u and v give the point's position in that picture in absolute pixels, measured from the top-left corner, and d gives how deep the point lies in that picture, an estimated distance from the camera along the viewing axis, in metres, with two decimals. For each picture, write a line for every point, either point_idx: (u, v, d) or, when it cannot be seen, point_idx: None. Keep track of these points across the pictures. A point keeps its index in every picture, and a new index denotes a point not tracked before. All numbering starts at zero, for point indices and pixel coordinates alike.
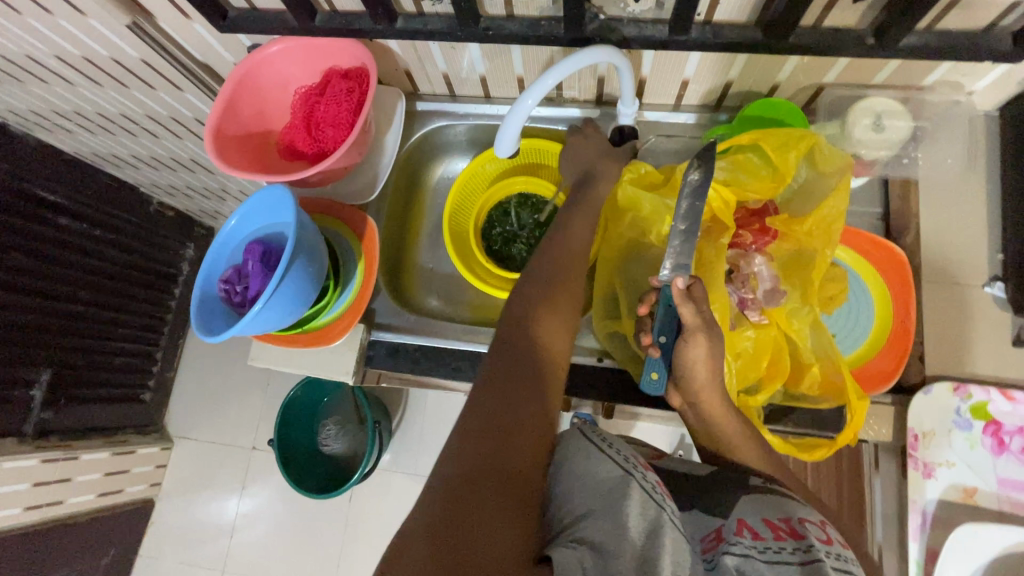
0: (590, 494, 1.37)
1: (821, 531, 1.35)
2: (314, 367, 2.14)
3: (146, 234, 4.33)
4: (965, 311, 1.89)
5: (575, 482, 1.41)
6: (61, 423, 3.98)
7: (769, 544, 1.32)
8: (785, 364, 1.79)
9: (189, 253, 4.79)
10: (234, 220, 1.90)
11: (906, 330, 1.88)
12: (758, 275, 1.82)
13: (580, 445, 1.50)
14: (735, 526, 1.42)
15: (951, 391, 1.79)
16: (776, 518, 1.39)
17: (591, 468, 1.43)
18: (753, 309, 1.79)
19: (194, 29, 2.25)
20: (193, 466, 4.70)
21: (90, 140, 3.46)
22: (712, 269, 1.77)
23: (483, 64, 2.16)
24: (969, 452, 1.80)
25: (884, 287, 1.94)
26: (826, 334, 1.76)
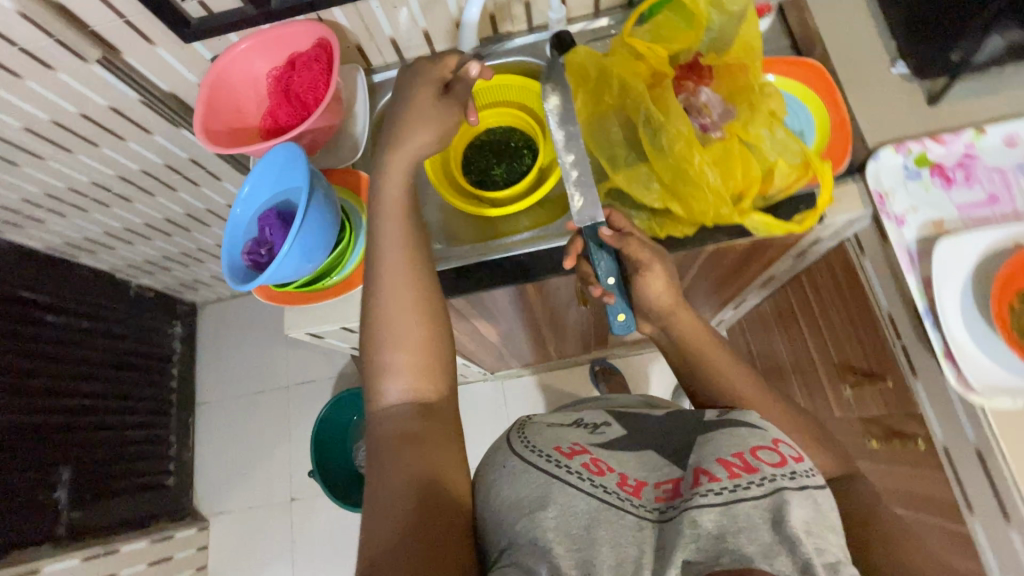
0: (534, 499, 1.42)
1: (775, 452, 1.41)
2: (346, 319, 2.29)
3: (130, 318, 4.28)
4: (886, 90, 2.17)
5: (506, 492, 1.47)
6: (95, 520, 3.85)
7: (735, 485, 1.34)
8: (754, 167, 1.89)
9: (177, 330, 4.78)
10: (247, 188, 2.09)
11: (841, 121, 2.13)
12: (709, 103, 1.98)
13: (505, 457, 1.56)
14: (695, 472, 1.41)
15: (896, 152, 2.05)
16: (730, 454, 1.40)
17: (525, 475, 1.47)
18: (713, 129, 1.95)
19: (159, 54, 2.38)
20: (236, 536, 4.54)
21: (52, 232, 3.43)
22: (666, 98, 1.91)
23: (423, 18, 2.42)
24: (926, 194, 2.06)
25: (809, 93, 2.19)
26: (782, 131, 1.91)
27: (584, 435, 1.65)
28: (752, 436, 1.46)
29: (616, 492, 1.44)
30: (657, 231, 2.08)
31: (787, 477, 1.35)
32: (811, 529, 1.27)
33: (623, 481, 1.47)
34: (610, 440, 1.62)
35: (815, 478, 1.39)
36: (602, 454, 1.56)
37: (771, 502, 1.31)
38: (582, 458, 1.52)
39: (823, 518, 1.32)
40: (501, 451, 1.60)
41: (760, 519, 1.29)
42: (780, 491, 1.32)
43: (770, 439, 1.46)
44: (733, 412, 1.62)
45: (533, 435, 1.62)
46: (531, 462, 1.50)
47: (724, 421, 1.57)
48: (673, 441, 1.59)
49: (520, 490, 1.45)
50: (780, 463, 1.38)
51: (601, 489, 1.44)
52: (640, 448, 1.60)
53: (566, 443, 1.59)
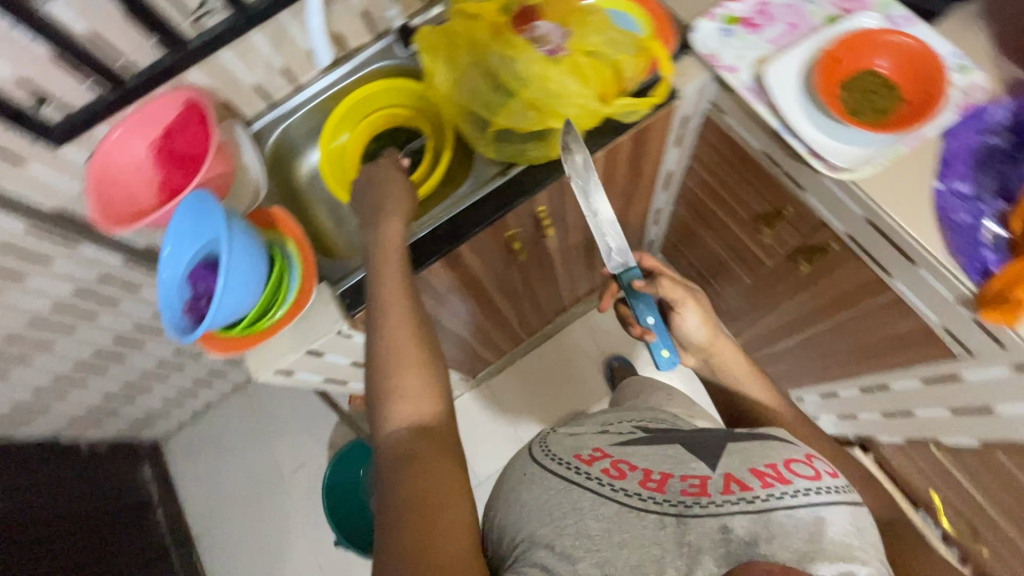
0: (554, 514, 1.30)
1: (809, 467, 1.31)
2: (309, 339, 2.00)
3: (97, 478, 3.45)
4: None
5: (526, 507, 1.36)
6: None
7: (763, 495, 1.24)
8: (603, 73, 1.88)
9: (150, 472, 3.92)
10: (164, 250, 1.74)
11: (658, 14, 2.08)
12: (548, 33, 1.92)
13: (526, 470, 1.46)
14: (718, 477, 1.31)
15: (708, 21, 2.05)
16: (763, 465, 1.32)
17: (549, 489, 1.37)
18: (560, 51, 1.86)
19: (32, 174, 2.07)
20: None
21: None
22: (504, 38, 1.87)
23: (278, 58, 2.35)
24: (748, 42, 2.00)
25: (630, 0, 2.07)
26: (612, 33, 1.88)
27: (607, 438, 1.53)
28: (783, 449, 1.37)
29: (642, 498, 1.31)
30: (548, 152, 2.02)
31: (818, 494, 1.23)
32: (836, 541, 1.18)
33: (648, 480, 1.35)
34: (632, 442, 1.50)
35: (858, 504, 1.27)
36: (634, 456, 1.44)
37: (802, 516, 1.20)
38: (611, 468, 1.39)
39: (857, 529, 1.21)
40: (523, 465, 1.49)
41: (793, 536, 1.18)
42: (813, 509, 1.21)
43: (805, 455, 1.36)
44: (764, 429, 1.49)
45: (557, 444, 1.52)
46: (556, 476, 1.39)
47: (756, 434, 1.46)
48: (702, 442, 1.45)
49: (539, 504, 1.34)
50: (815, 480, 1.27)
51: (626, 494, 1.31)
52: (660, 445, 1.47)
53: (593, 448, 1.48)
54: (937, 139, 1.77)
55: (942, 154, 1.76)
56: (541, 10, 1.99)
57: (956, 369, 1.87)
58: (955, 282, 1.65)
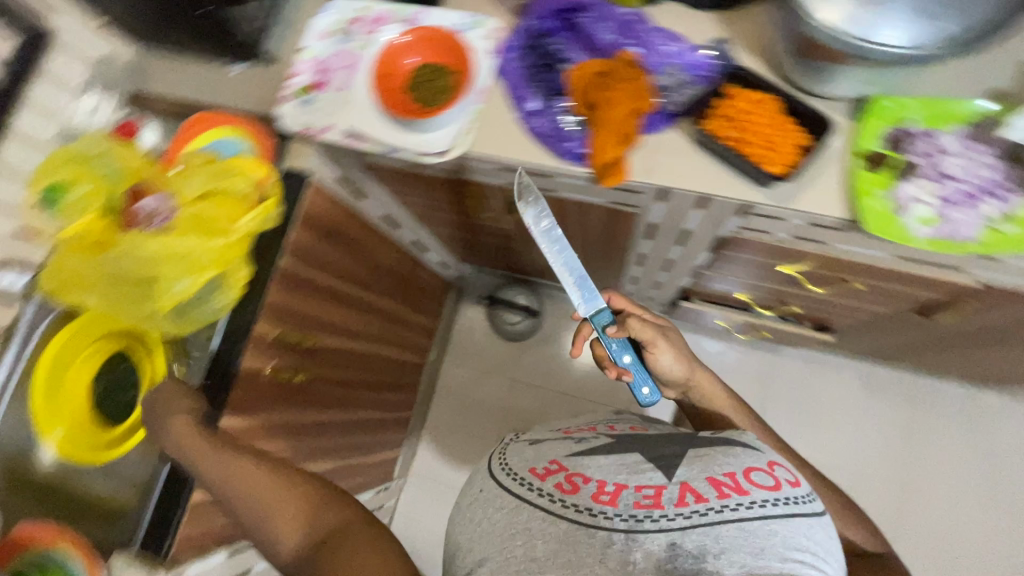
0: (509, 539, 0.95)
1: (767, 481, 0.91)
2: None
3: None
4: None
5: (473, 536, 1.01)
6: None
7: (717, 507, 0.88)
8: (235, 230, 1.31)
9: None
10: None
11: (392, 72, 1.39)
12: (149, 213, 1.28)
13: (486, 487, 1.07)
14: (673, 487, 0.92)
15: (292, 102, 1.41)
16: (719, 472, 0.93)
17: (505, 512, 1.00)
18: (161, 219, 1.28)
19: None
20: None
21: None
22: (100, 232, 1.31)
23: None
24: (346, 100, 1.38)
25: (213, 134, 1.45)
26: (257, 173, 1.37)
27: (570, 444, 1.09)
28: (746, 462, 0.95)
29: (599, 512, 0.92)
30: (233, 294, 1.38)
31: (781, 511, 0.88)
32: (784, 559, 0.84)
33: (602, 492, 0.94)
34: (588, 453, 1.05)
35: (816, 515, 0.91)
36: (590, 467, 1.01)
37: (761, 533, 0.85)
38: (570, 481, 0.99)
39: (821, 556, 0.86)
40: (470, 491, 1.10)
41: (744, 552, 0.84)
42: (766, 524, 0.86)
43: (765, 464, 0.95)
44: (737, 434, 1.06)
45: (518, 454, 1.11)
46: (517, 492, 1.01)
47: (715, 442, 1.03)
48: (660, 451, 1.01)
49: (488, 522, 1.00)
50: (772, 495, 0.89)
51: (586, 509, 0.93)
52: (624, 454, 1.02)
53: (552, 458, 1.06)
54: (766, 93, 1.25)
55: (683, 100, 1.27)
56: (151, 182, 1.34)
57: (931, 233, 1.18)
58: (809, 182, 1.20)
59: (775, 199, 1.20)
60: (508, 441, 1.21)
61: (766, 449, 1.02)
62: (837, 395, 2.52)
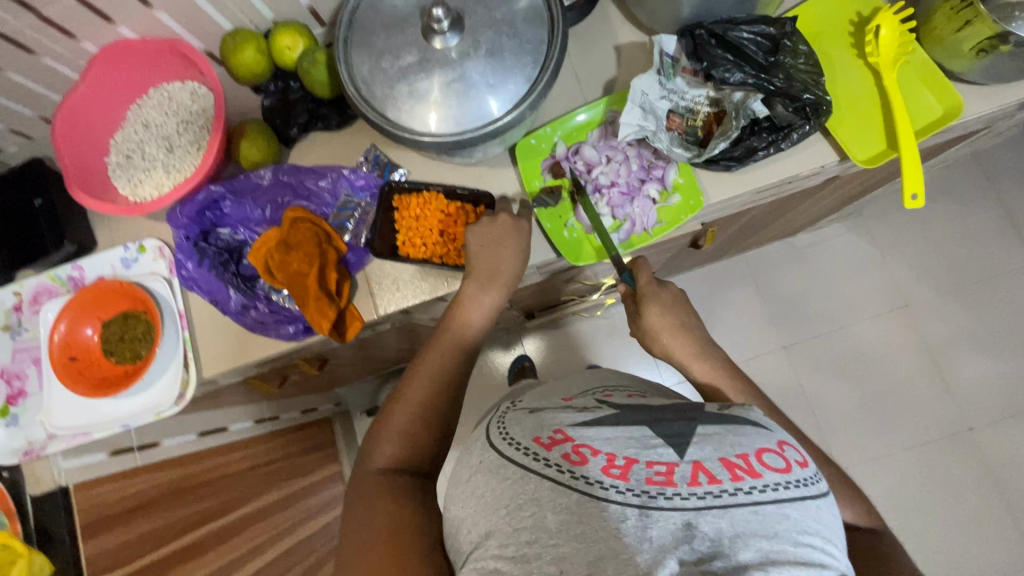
0: (502, 513, 0.49)
1: (782, 459, 0.48)
2: None
3: None
4: None
5: (475, 513, 0.52)
6: None
7: (731, 491, 0.45)
8: None
9: None
10: None
11: (123, 290, 0.77)
12: None
13: (488, 460, 0.54)
14: (684, 466, 0.47)
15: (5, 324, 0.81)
16: (734, 456, 0.48)
17: (507, 479, 0.51)
18: None
19: None
20: None
21: None
22: None
23: None
24: (24, 417, 0.81)
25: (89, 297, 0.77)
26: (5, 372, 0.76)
27: (571, 416, 0.56)
28: (757, 440, 0.50)
29: (604, 485, 0.47)
30: None
31: (794, 495, 0.46)
32: (799, 545, 0.44)
33: (610, 465, 0.49)
34: (595, 424, 0.54)
35: (823, 496, 0.48)
36: (599, 438, 0.52)
37: (771, 520, 0.44)
38: (578, 453, 0.50)
39: (828, 541, 0.45)
40: (468, 466, 0.56)
41: (759, 534, 0.44)
42: (780, 507, 0.45)
43: (776, 443, 0.50)
44: (737, 407, 0.56)
45: (520, 424, 0.57)
46: (519, 461, 0.51)
47: (726, 418, 0.53)
48: (673, 428, 0.51)
49: (490, 497, 0.51)
50: (788, 475, 0.47)
51: (596, 484, 0.47)
52: (629, 428, 0.53)
53: (556, 428, 0.54)
54: (704, 112, 0.71)
55: (607, 155, 0.72)
56: None
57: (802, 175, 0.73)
58: (736, 171, 0.70)
59: (721, 192, 0.71)
60: (503, 410, 0.63)
61: (773, 425, 0.54)
62: (856, 271, 1.47)
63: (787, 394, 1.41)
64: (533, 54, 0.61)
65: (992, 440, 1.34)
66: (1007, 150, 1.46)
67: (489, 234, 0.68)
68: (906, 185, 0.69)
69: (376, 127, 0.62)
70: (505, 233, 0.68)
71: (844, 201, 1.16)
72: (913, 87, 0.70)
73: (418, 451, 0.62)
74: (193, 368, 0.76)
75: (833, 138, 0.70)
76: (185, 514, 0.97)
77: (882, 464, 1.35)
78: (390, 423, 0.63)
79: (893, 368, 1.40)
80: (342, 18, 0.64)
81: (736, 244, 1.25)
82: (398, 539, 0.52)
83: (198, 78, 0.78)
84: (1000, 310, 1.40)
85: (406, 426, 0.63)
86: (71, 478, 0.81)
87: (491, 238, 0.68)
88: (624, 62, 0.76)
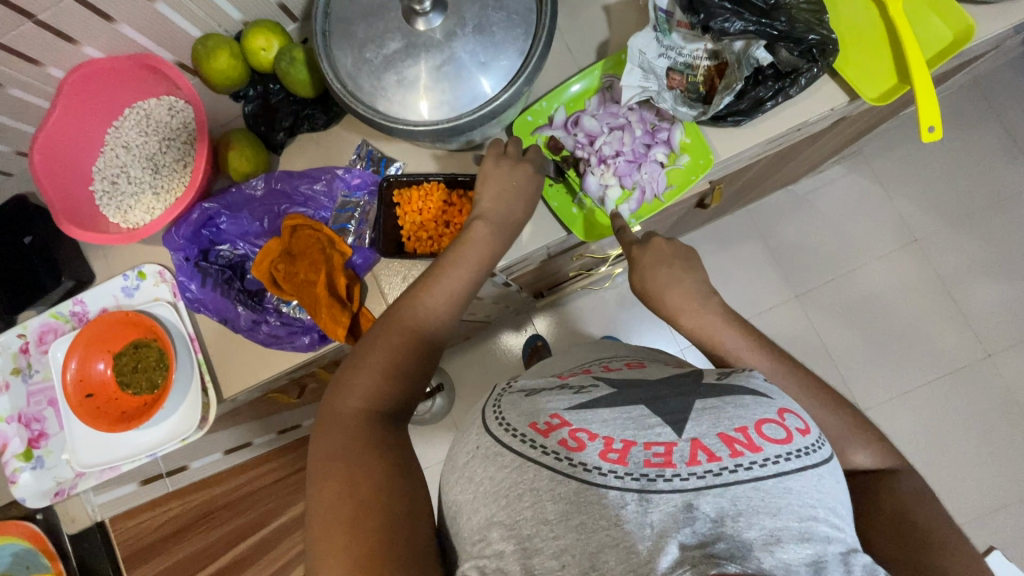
0: (500, 504, 0.45)
1: (783, 429, 0.44)
2: None
3: None
4: None
5: (475, 502, 0.47)
6: None
7: (732, 467, 0.42)
8: None
9: None
10: None
11: (128, 319, 0.75)
12: None
13: (481, 446, 0.49)
14: (682, 445, 0.44)
15: (15, 363, 0.79)
16: (734, 432, 0.44)
17: (502, 470, 0.46)
18: None
19: None
20: None
21: None
22: None
23: None
24: (48, 455, 0.80)
25: (96, 332, 0.74)
26: (38, 420, 0.80)
27: (566, 397, 0.51)
28: (756, 410, 0.46)
29: (602, 471, 0.43)
30: None
31: (796, 465, 0.42)
32: (803, 520, 0.40)
33: (607, 450, 0.44)
34: (592, 405, 0.49)
35: (829, 461, 0.44)
36: (597, 420, 0.47)
37: (774, 496, 0.40)
38: (576, 437, 0.46)
39: (833, 512, 0.42)
40: (462, 451, 0.51)
41: (762, 512, 0.40)
42: (782, 481, 0.41)
43: (776, 412, 0.46)
44: (737, 374, 0.52)
45: (514, 407, 0.51)
46: (515, 449, 0.46)
47: (724, 390, 0.48)
48: (670, 405, 0.48)
49: (488, 486, 0.46)
50: (789, 445, 0.43)
51: (594, 471, 0.43)
52: (626, 407, 0.49)
53: (551, 412, 0.49)
54: (705, 66, 0.68)
55: (608, 122, 0.70)
56: None
57: (816, 119, 0.69)
58: (744, 124, 0.67)
59: (731, 146, 0.68)
60: (497, 392, 0.57)
61: (776, 390, 0.50)
62: (863, 211, 1.40)
63: (801, 343, 1.35)
64: (522, 26, 0.58)
65: (1012, 366, 1.30)
66: (1005, 72, 1.41)
67: (504, 183, 0.64)
68: (921, 119, 0.66)
69: (368, 122, 0.59)
70: (526, 181, 0.65)
71: (848, 142, 1.10)
72: (919, 13, 0.67)
73: (404, 384, 0.56)
74: (211, 390, 0.75)
75: (840, 78, 0.67)
76: (223, 533, 0.94)
77: (903, 401, 1.31)
78: (371, 358, 0.56)
79: (907, 305, 1.35)
80: (317, 12, 0.60)
81: (740, 199, 1.20)
82: (385, 511, 0.45)
83: (174, 92, 0.75)
84: (1008, 231, 1.35)
85: (392, 363, 0.56)
86: (105, 513, 0.83)
87: (504, 186, 0.64)
88: (615, 23, 0.72)
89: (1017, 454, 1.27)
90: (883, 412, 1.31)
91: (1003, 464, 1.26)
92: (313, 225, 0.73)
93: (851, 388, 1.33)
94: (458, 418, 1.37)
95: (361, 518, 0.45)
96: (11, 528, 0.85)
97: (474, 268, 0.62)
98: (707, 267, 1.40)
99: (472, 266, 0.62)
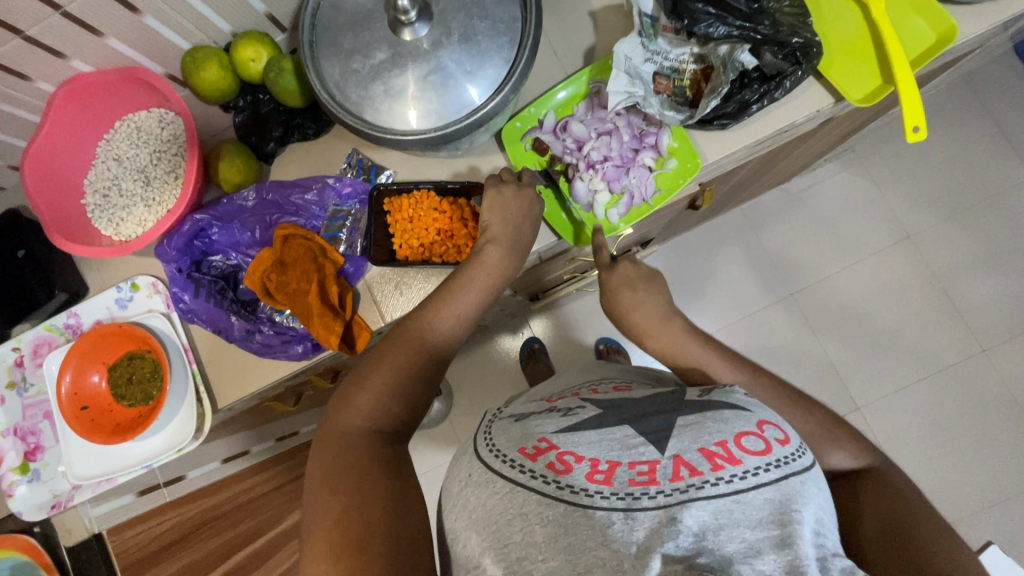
0: (491, 529, 0.44)
1: (762, 441, 0.45)
2: None
3: None
4: None
5: (469, 527, 0.46)
6: None
7: (713, 481, 0.42)
8: None
9: None
10: None
11: (118, 330, 0.75)
12: None
13: (474, 474, 0.49)
14: (665, 463, 0.44)
15: (10, 377, 0.80)
16: (714, 445, 0.44)
17: (494, 495, 0.46)
18: None
19: None
20: None
21: None
22: None
23: None
24: (43, 468, 0.80)
25: (90, 344, 0.75)
26: (32, 433, 0.80)
27: (554, 420, 0.51)
28: (734, 423, 0.46)
29: (590, 493, 0.43)
30: None
31: (776, 475, 0.42)
32: (784, 526, 0.40)
33: (593, 471, 0.45)
34: (578, 427, 0.50)
35: (810, 469, 0.44)
36: (583, 442, 0.47)
37: (753, 507, 0.41)
38: (563, 460, 0.46)
39: (814, 517, 0.41)
40: (457, 478, 0.51)
41: (742, 525, 0.40)
42: (762, 492, 0.41)
43: (754, 424, 0.46)
44: (718, 390, 0.52)
45: (504, 432, 0.51)
46: (506, 475, 0.46)
47: (705, 406, 0.49)
48: (652, 423, 0.48)
49: (481, 512, 0.46)
50: (768, 457, 0.44)
51: (583, 493, 0.43)
52: (611, 427, 0.49)
53: (539, 436, 0.49)
54: (691, 71, 0.68)
55: (597, 129, 0.70)
56: None
57: (806, 121, 0.70)
58: (729, 128, 0.68)
59: (718, 150, 0.69)
60: (487, 418, 0.57)
61: (757, 404, 0.50)
62: (856, 208, 1.40)
63: (797, 339, 1.36)
64: (507, 34, 0.59)
65: (1007, 361, 1.31)
66: (994, 68, 1.42)
67: (507, 205, 0.65)
68: (905, 120, 0.66)
69: (355, 131, 0.60)
70: (527, 205, 0.66)
71: (840, 139, 1.11)
72: (903, 15, 0.68)
73: (409, 407, 0.57)
74: (206, 401, 0.75)
75: (825, 80, 0.68)
76: (223, 542, 0.96)
77: (899, 398, 1.32)
78: (375, 377, 0.57)
79: (901, 301, 1.35)
80: (303, 21, 0.61)
81: (732, 199, 1.20)
82: (380, 520, 0.46)
83: (163, 104, 0.76)
84: (1001, 228, 1.36)
85: (398, 380, 0.57)
86: (101, 524, 0.84)
87: (508, 211, 0.64)
88: (601, 28, 0.73)
89: (1012, 449, 1.27)
90: (878, 409, 1.31)
91: (999, 457, 1.27)
92: (308, 235, 0.73)
93: (847, 384, 1.33)
94: (456, 422, 1.37)
95: (347, 526, 0.45)
96: (7, 541, 0.86)
97: (482, 288, 0.63)
98: (702, 267, 1.41)
99: (480, 287, 0.63)
